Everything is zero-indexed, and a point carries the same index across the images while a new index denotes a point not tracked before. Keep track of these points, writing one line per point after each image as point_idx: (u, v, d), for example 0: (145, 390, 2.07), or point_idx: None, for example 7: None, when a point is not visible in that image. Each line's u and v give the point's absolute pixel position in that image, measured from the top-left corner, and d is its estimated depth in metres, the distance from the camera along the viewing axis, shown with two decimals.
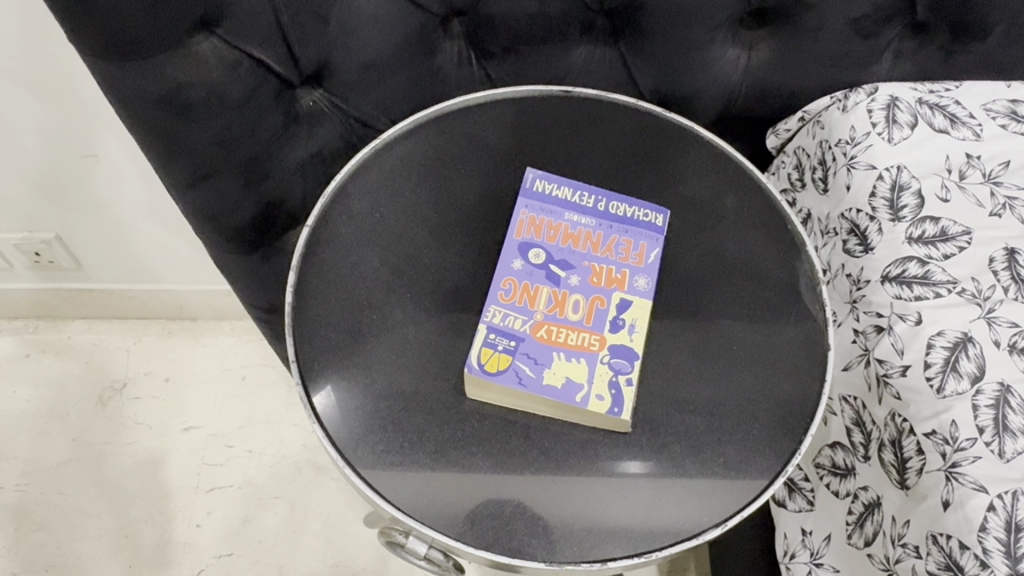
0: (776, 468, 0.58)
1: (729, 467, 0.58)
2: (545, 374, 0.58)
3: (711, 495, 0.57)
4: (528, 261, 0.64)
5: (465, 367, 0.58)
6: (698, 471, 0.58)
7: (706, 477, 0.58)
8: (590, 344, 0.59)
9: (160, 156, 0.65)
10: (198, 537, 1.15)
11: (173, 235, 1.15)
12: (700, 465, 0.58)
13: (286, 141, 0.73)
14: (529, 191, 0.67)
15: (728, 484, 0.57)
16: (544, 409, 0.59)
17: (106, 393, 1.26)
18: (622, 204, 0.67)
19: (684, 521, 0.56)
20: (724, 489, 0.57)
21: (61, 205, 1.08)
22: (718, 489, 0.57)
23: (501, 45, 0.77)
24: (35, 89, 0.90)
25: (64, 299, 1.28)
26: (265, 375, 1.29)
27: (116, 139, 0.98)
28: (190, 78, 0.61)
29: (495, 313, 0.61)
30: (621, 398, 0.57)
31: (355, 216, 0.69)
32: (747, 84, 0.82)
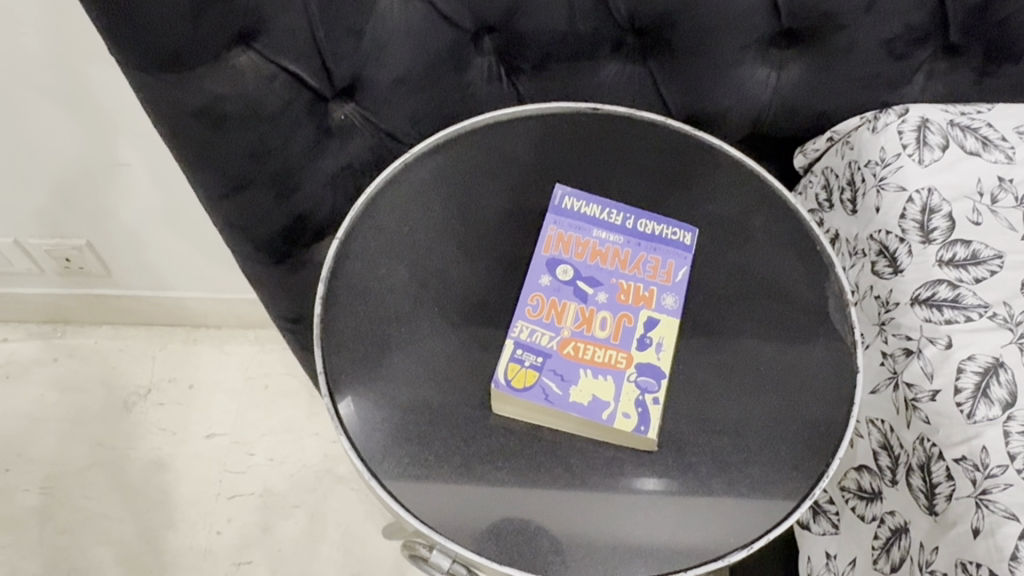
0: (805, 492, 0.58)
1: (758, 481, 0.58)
2: (572, 390, 0.58)
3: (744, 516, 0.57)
4: (556, 277, 0.64)
5: (491, 383, 0.58)
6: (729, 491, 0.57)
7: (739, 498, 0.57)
8: (618, 361, 0.59)
9: (195, 168, 0.66)
10: (218, 544, 1.15)
11: (197, 244, 1.16)
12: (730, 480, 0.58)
13: (317, 154, 0.73)
14: (558, 207, 0.68)
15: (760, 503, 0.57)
16: (569, 426, 0.59)
17: (131, 398, 1.27)
18: (651, 222, 0.67)
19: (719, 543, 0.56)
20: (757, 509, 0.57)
21: (90, 213, 1.10)
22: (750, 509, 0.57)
23: (531, 61, 0.78)
24: (69, 97, 0.92)
25: (90, 305, 1.29)
26: (288, 385, 1.29)
27: (145, 147, 0.99)
28: (227, 90, 0.62)
29: (523, 328, 0.61)
30: (648, 416, 0.57)
31: (384, 228, 0.70)
32: (776, 103, 0.81)
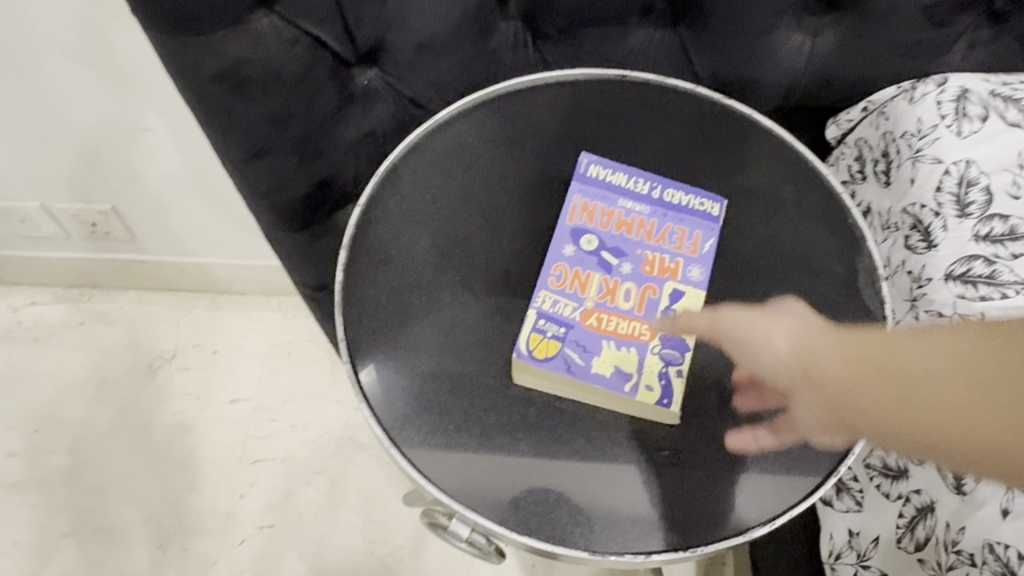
0: (801, 327, 0.57)
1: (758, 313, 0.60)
2: (594, 362, 0.57)
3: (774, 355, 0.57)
4: (580, 247, 0.63)
5: (513, 353, 0.57)
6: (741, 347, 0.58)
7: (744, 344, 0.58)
8: (642, 334, 0.59)
9: (216, 133, 0.66)
10: (241, 507, 1.17)
11: (220, 210, 1.16)
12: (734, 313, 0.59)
13: (340, 120, 0.73)
14: (583, 176, 0.66)
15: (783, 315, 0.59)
16: (591, 398, 0.59)
17: (156, 363, 1.28)
18: (678, 191, 0.65)
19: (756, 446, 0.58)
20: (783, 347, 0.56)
21: (115, 177, 1.10)
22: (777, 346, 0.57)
23: (558, 27, 0.76)
24: (93, 60, 0.91)
25: (115, 270, 1.30)
26: (311, 352, 1.30)
27: (168, 112, 0.98)
28: (249, 54, 0.61)
29: (545, 298, 0.60)
30: (671, 389, 0.57)
31: (407, 196, 0.69)
32: (809, 72, 0.79)
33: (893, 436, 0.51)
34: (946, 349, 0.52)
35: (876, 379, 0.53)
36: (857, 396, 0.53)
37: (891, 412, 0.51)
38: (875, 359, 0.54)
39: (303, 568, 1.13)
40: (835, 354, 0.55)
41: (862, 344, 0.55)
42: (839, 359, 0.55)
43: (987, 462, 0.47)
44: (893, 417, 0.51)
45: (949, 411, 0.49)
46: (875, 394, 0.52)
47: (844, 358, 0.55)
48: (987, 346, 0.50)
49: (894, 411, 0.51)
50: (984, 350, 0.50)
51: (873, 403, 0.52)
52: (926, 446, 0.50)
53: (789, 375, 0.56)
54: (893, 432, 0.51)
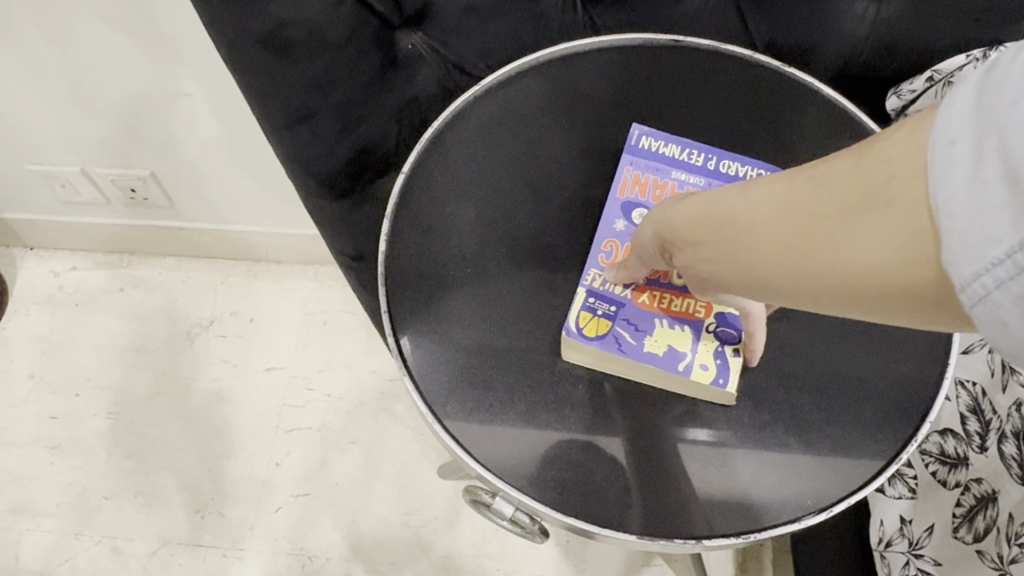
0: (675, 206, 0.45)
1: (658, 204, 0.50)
2: (646, 341, 0.56)
3: (654, 245, 0.48)
4: (631, 222, 0.61)
5: (562, 330, 0.56)
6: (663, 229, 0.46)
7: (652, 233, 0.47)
8: (696, 311, 0.57)
9: (258, 97, 0.64)
10: (277, 476, 1.17)
11: (257, 177, 1.15)
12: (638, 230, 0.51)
13: (383, 86, 0.70)
14: (634, 148, 0.64)
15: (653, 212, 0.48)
16: (644, 377, 0.57)
17: (193, 330, 1.29)
18: (735, 163, 0.62)
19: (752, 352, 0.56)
20: (660, 222, 0.46)
21: (153, 143, 1.10)
22: (652, 224, 0.48)
23: None
24: (131, 24, 0.90)
25: (154, 236, 1.30)
26: (346, 322, 1.29)
27: (206, 77, 0.97)
28: (292, 16, 0.59)
29: (596, 277, 0.59)
30: (727, 368, 0.55)
31: (452, 164, 0.67)
32: (872, 40, 0.75)
33: (752, 293, 0.40)
34: (771, 182, 0.37)
35: (695, 246, 0.42)
36: (692, 279, 0.45)
37: (726, 280, 0.41)
38: (712, 212, 0.40)
39: (337, 536, 1.13)
40: (676, 222, 0.44)
41: (695, 206, 0.42)
42: (684, 218, 0.43)
43: (829, 292, 0.34)
44: (729, 283, 0.41)
45: (763, 261, 0.36)
46: (717, 238, 0.40)
47: (677, 221, 0.44)
48: (807, 173, 0.35)
49: (725, 267, 0.40)
50: (807, 176, 0.35)
51: (709, 271, 0.42)
52: (765, 294, 0.39)
53: (672, 249, 0.46)
54: (738, 285, 0.40)
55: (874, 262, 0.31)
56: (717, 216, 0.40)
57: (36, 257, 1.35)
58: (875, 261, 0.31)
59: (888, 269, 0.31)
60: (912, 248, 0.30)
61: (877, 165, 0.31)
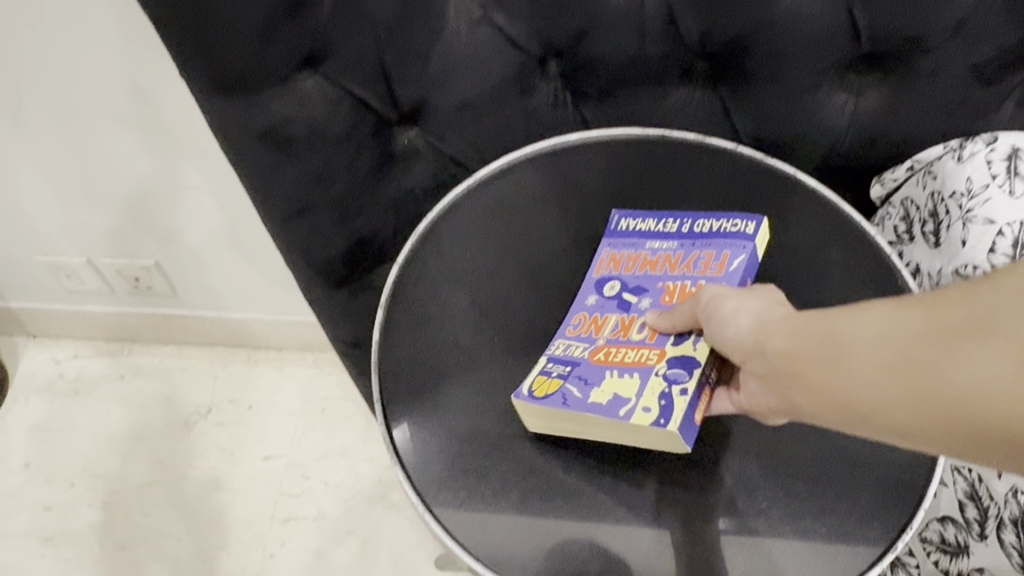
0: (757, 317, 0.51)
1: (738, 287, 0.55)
2: (593, 393, 0.54)
3: (735, 334, 0.51)
4: (603, 295, 0.63)
5: (512, 394, 0.56)
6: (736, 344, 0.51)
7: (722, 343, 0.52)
8: (648, 359, 0.56)
9: (259, 190, 0.66)
10: (271, 567, 1.15)
11: (259, 266, 1.17)
12: (718, 287, 0.54)
13: (380, 179, 0.73)
14: (612, 231, 0.68)
15: (738, 299, 0.52)
16: (602, 436, 0.55)
17: (192, 417, 1.28)
18: (706, 221, 0.64)
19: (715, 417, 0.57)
20: (750, 326, 0.51)
21: (159, 234, 1.12)
22: (740, 321, 0.51)
23: (598, 87, 0.76)
24: (140, 119, 0.94)
25: (156, 325, 1.32)
26: (344, 410, 1.29)
27: (211, 170, 1.00)
28: (294, 113, 0.63)
29: (560, 345, 0.60)
30: (670, 408, 0.51)
31: (446, 254, 0.69)
32: (853, 133, 0.78)
33: (832, 414, 0.46)
34: (884, 315, 0.45)
35: (791, 358, 0.48)
36: (767, 390, 0.50)
37: (813, 397, 0.47)
38: (817, 332, 0.47)
39: None
40: (774, 331, 0.49)
41: (792, 323, 0.49)
42: (778, 331, 0.49)
43: (932, 415, 0.42)
44: (818, 397, 0.46)
45: (873, 382, 0.44)
46: (822, 351, 0.46)
47: (774, 331, 0.49)
48: (928, 312, 0.44)
49: (826, 379, 0.46)
50: (933, 315, 0.43)
51: (796, 385, 0.47)
52: (851, 416, 0.45)
53: (756, 355, 0.50)
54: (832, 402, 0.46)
55: (976, 388, 0.40)
56: (823, 336, 0.47)
57: (39, 345, 1.36)
58: (983, 381, 0.40)
59: (991, 404, 0.40)
60: (1008, 388, 0.39)
61: (995, 315, 0.41)
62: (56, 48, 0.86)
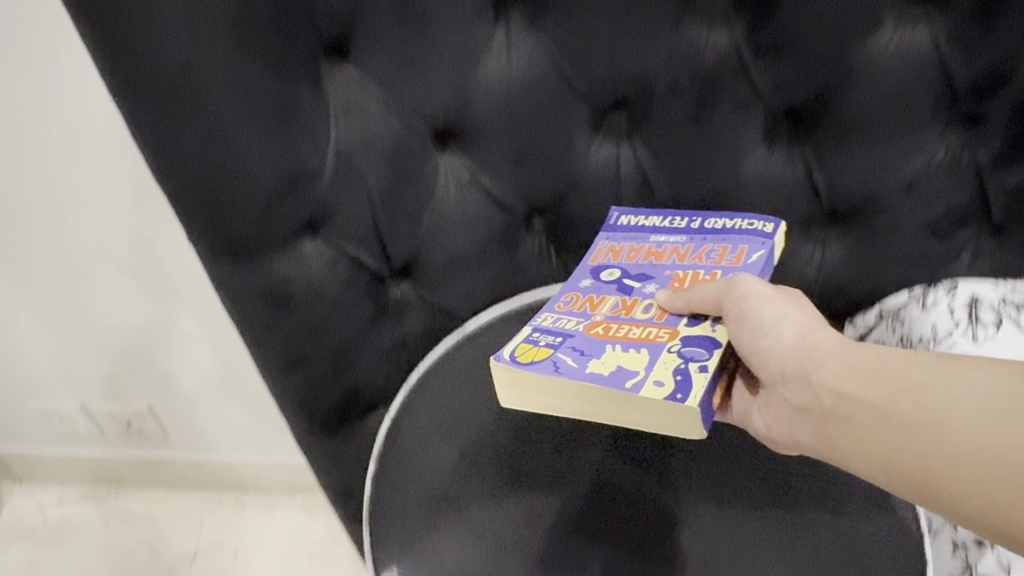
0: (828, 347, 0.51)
1: (779, 288, 0.56)
2: (589, 363, 0.53)
3: (771, 345, 0.53)
4: (599, 279, 0.66)
5: (490, 356, 0.55)
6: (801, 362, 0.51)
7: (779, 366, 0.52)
8: (659, 337, 0.56)
9: (256, 343, 0.69)
10: None
11: (251, 408, 1.19)
12: (754, 284, 0.55)
13: (371, 332, 0.76)
14: (612, 225, 0.72)
15: (779, 307, 0.54)
16: (597, 412, 0.52)
17: (175, 565, 1.26)
18: (720, 220, 0.68)
19: (734, 411, 0.60)
20: (791, 340, 0.52)
21: (153, 379, 1.14)
22: (781, 333, 0.52)
23: (579, 242, 0.79)
24: (138, 271, 0.98)
25: (145, 468, 1.31)
26: (333, 555, 1.26)
27: (202, 318, 1.04)
28: (292, 273, 0.67)
29: (548, 318, 0.61)
30: (687, 386, 0.50)
31: (435, 405, 0.71)
32: (820, 281, 0.82)
33: (880, 474, 0.46)
34: (969, 382, 0.43)
35: (840, 394, 0.48)
36: (802, 416, 0.51)
37: (856, 447, 0.47)
38: (886, 384, 0.46)
39: None
40: (819, 355, 0.50)
41: (853, 359, 0.49)
42: (830, 364, 0.50)
43: (992, 503, 0.40)
44: (862, 445, 0.47)
45: (941, 453, 0.42)
46: (882, 399, 0.46)
47: (820, 357, 0.50)
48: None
49: (875, 434, 0.46)
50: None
51: (845, 431, 0.48)
52: (893, 477, 0.45)
53: (796, 376, 0.51)
54: (876, 457, 0.46)
55: None
56: (891, 383, 0.46)
57: (26, 490, 1.35)
58: None
59: None
60: None
61: None
62: (77, 215, 0.92)
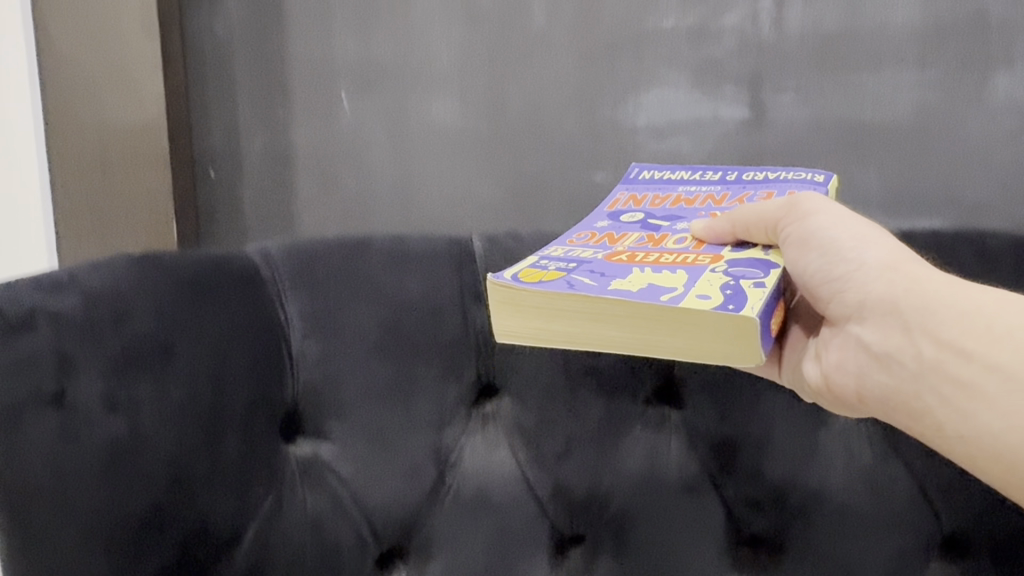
0: (927, 275, 0.43)
1: (860, 217, 0.47)
2: (612, 281, 0.44)
3: (849, 270, 0.44)
4: (618, 221, 0.57)
5: (489, 276, 0.46)
6: (899, 294, 0.42)
7: (851, 295, 0.44)
8: (699, 261, 0.48)
9: None
10: None
11: None
12: (826, 203, 0.47)
13: None
14: (633, 180, 0.63)
15: (857, 229, 0.45)
16: (625, 336, 0.43)
17: None
18: (756, 173, 0.60)
19: (788, 363, 0.54)
20: (877, 267, 0.43)
21: None
22: (863, 258, 0.44)
23: None
24: None
25: None
26: None
27: None
28: None
29: (561, 251, 0.51)
30: (739, 300, 0.41)
31: None
32: None
33: (981, 461, 0.39)
34: None
35: (951, 349, 0.40)
36: (876, 367, 0.44)
37: (954, 414, 0.40)
38: None
39: None
40: (924, 297, 0.42)
41: (973, 305, 0.41)
42: (947, 312, 0.41)
43: None
44: (974, 425, 0.39)
45: None
46: (1010, 363, 0.38)
47: (920, 298, 0.42)
48: None
49: (994, 406, 0.39)
50: None
51: (954, 393, 0.40)
52: (997, 464, 0.39)
53: (883, 310, 0.43)
54: (984, 435, 0.39)
55: None
56: None
57: None
58: None
59: None
60: None
61: None
62: None
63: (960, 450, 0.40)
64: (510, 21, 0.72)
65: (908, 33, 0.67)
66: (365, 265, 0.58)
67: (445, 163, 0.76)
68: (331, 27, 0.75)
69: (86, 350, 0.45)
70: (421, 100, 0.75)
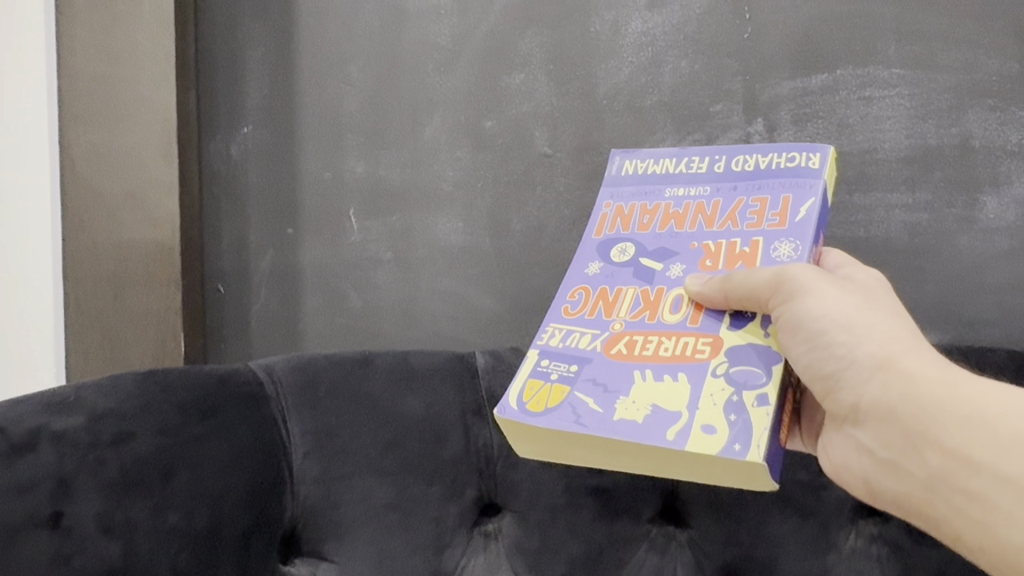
0: (923, 376, 0.41)
1: (852, 292, 0.45)
2: (615, 405, 0.45)
3: (841, 369, 0.43)
4: (609, 261, 0.53)
5: (498, 407, 0.48)
6: (895, 400, 0.41)
7: (846, 395, 0.43)
8: (699, 351, 0.47)
9: None
10: None
11: None
12: (814, 277, 0.44)
13: None
14: (617, 178, 0.56)
15: (848, 317, 0.43)
16: (639, 464, 0.46)
17: None
18: (749, 155, 0.52)
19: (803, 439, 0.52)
20: (869, 365, 0.42)
21: None
22: (855, 355, 0.42)
23: None
24: None
25: None
26: None
27: None
28: None
29: (557, 332, 0.51)
30: (743, 432, 0.43)
31: None
32: None
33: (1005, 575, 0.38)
34: None
35: (956, 459, 0.39)
36: (883, 470, 0.43)
37: (969, 525, 0.39)
38: None
39: None
40: (920, 402, 0.40)
41: (974, 407, 0.39)
42: (946, 416, 0.40)
43: None
44: (996, 540, 0.38)
45: None
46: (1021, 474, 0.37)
47: (917, 403, 0.40)
48: None
49: (1009, 518, 0.37)
50: None
51: (963, 503, 0.39)
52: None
53: (881, 413, 0.42)
54: (1007, 550, 0.37)
55: None
56: None
57: None
58: None
59: None
60: None
61: None
62: None
63: (982, 561, 0.39)
64: (513, 145, 0.75)
65: (896, 156, 0.69)
66: (370, 383, 0.59)
67: (450, 279, 0.77)
68: (343, 149, 0.78)
69: (85, 472, 0.45)
70: (427, 220, 0.77)
